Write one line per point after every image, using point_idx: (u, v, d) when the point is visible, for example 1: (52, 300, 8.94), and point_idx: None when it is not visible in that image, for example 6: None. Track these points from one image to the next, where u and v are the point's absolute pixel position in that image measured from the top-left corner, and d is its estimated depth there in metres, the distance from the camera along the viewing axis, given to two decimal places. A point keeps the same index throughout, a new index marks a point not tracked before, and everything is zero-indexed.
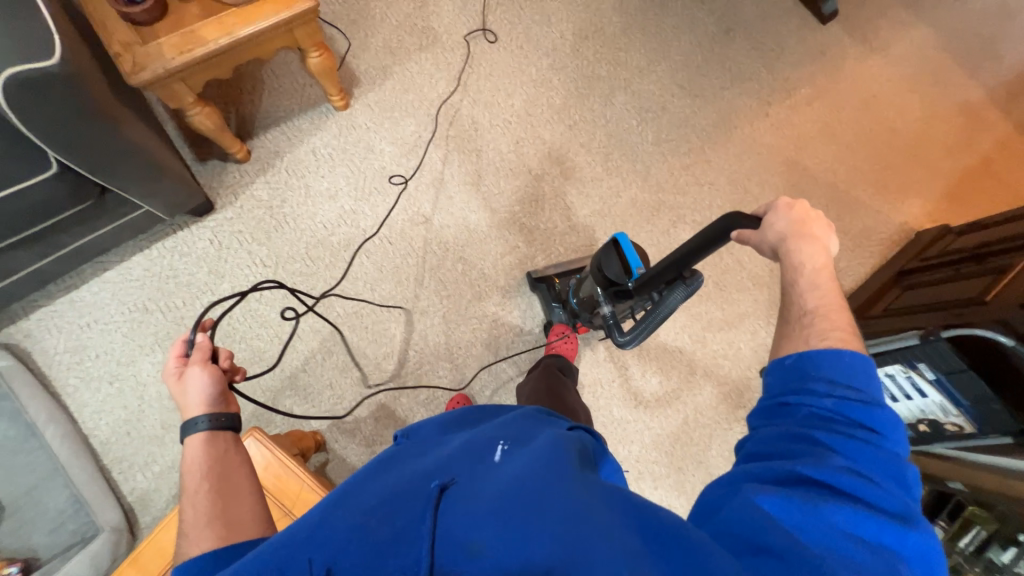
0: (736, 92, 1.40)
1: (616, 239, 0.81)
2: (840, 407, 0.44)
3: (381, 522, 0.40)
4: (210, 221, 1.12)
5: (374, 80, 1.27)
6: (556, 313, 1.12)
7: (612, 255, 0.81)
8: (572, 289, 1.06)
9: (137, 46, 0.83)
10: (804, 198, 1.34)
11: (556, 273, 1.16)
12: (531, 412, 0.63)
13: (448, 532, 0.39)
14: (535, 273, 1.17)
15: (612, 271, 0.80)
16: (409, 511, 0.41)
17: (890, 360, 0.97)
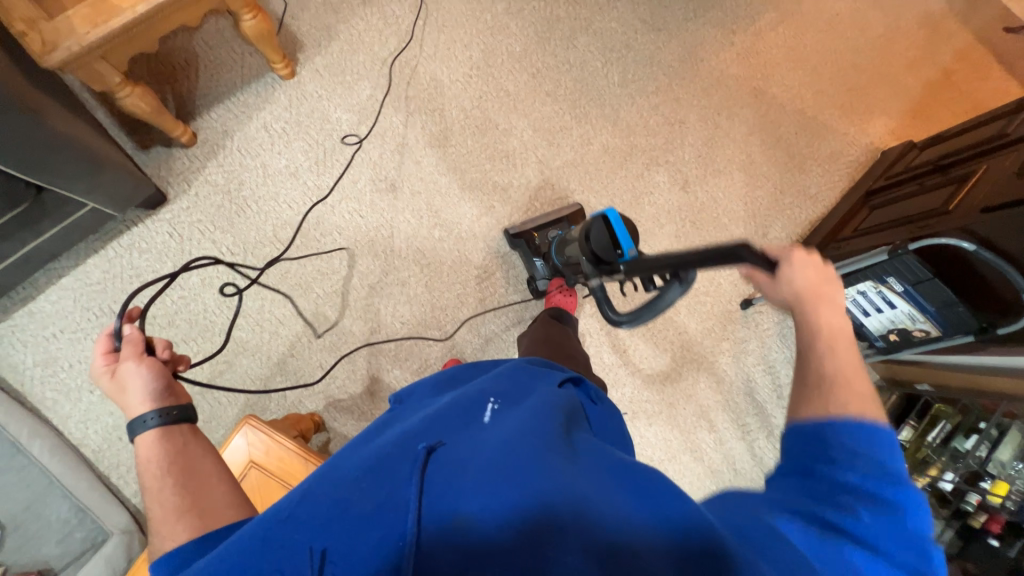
0: (699, 23, 1.35)
1: (609, 212, 0.77)
2: (865, 481, 0.42)
3: (365, 491, 0.41)
4: (165, 214, 1.06)
5: (318, 43, 1.18)
6: (538, 268, 1.13)
7: (604, 228, 0.76)
8: (556, 242, 1.05)
9: (42, 22, 0.74)
10: (774, 129, 1.33)
11: (532, 226, 1.15)
12: (517, 369, 0.66)
13: (437, 494, 0.40)
14: (512, 228, 1.15)
15: (600, 246, 0.76)
16: (397, 476, 0.42)
17: (859, 279, 0.98)
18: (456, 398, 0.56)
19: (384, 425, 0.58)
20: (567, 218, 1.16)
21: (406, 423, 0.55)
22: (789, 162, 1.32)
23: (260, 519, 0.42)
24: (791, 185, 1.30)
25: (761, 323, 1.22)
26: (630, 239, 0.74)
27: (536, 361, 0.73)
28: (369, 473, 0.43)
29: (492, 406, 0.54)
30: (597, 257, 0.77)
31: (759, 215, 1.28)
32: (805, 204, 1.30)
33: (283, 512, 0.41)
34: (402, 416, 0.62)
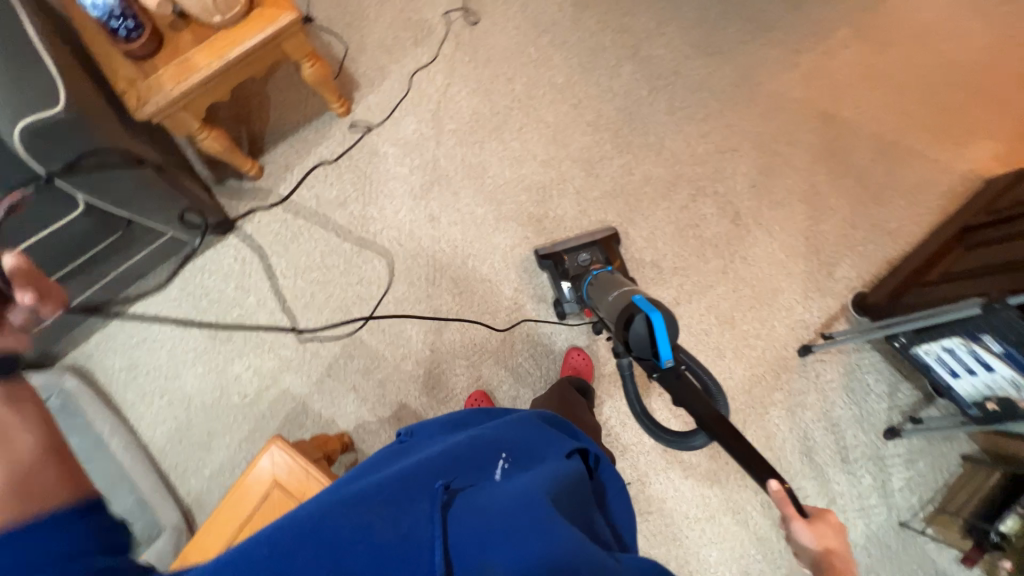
0: (759, 45, 1.27)
1: (654, 313, 0.70)
2: None
3: (388, 519, 0.44)
4: (232, 240, 1.18)
5: (372, 83, 1.27)
6: (564, 292, 1.10)
7: (646, 329, 0.70)
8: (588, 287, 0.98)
9: (139, 81, 0.86)
10: (845, 155, 1.20)
11: (563, 249, 1.11)
12: (524, 423, 0.69)
13: (461, 536, 0.44)
14: (542, 249, 1.13)
15: (637, 348, 0.71)
16: (422, 512, 0.46)
17: (944, 333, 0.84)
18: (469, 439, 0.60)
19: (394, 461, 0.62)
20: (599, 241, 1.11)
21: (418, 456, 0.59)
22: (863, 193, 1.17)
23: (274, 525, 0.43)
24: (864, 218, 1.16)
25: (822, 374, 1.08)
26: (672, 349, 0.68)
27: (551, 419, 0.76)
28: (391, 500, 0.47)
29: (503, 465, 0.58)
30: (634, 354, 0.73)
31: (823, 251, 1.15)
32: (882, 240, 1.15)
33: (308, 514, 0.44)
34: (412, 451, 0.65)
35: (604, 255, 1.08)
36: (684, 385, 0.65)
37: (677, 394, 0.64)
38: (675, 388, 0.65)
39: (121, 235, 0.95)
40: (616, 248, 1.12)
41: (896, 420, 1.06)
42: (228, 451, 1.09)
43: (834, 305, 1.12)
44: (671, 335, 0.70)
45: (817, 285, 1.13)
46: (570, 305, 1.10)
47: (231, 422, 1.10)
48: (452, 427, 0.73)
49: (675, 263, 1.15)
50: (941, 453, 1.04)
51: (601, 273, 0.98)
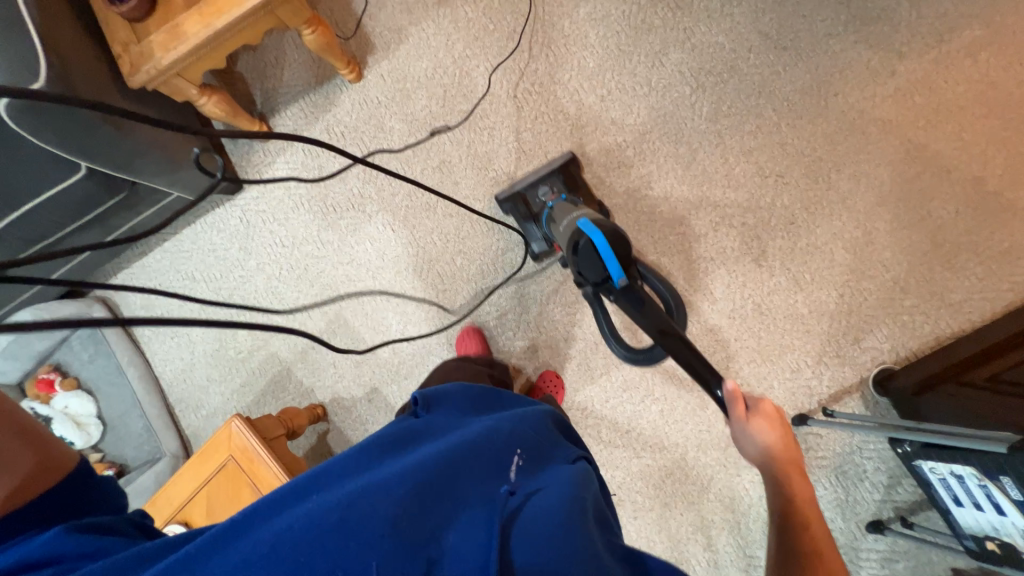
0: (850, 41, 1.01)
1: (596, 237, 0.74)
2: None
3: (419, 514, 0.44)
4: (239, 201, 1.20)
5: (388, 46, 1.17)
6: (531, 231, 1.08)
7: (592, 252, 0.75)
8: (547, 216, 0.98)
9: (133, 45, 0.84)
10: (921, 201, 0.98)
11: (522, 187, 1.07)
12: (533, 421, 0.68)
13: (514, 542, 0.44)
14: (502, 192, 1.08)
15: (589, 272, 0.76)
16: (457, 518, 0.46)
17: (958, 460, 0.71)
18: (486, 433, 0.59)
19: (409, 434, 0.61)
20: (559, 169, 1.06)
21: (436, 443, 0.58)
22: (930, 252, 0.97)
23: (302, 515, 0.43)
24: (922, 284, 0.97)
25: (814, 449, 0.98)
26: (621, 267, 0.75)
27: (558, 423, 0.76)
28: (421, 494, 0.47)
29: (518, 460, 0.56)
30: (581, 273, 0.78)
31: (855, 314, 0.98)
32: (937, 314, 0.96)
33: (333, 508, 0.43)
34: (430, 431, 0.63)
35: (564, 183, 1.05)
36: (640, 297, 0.74)
37: (631, 307, 0.73)
38: (631, 303, 0.74)
39: (125, 195, 0.99)
40: (578, 171, 1.07)
41: (886, 514, 0.95)
42: (223, 398, 1.21)
43: (851, 378, 0.98)
44: (614, 251, 0.75)
45: (836, 351, 0.98)
46: (538, 243, 1.07)
47: (227, 372, 1.21)
48: (462, 409, 0.72)
49: None
50: (929, 561, 0.94)
51: (557, 202, 0.97)
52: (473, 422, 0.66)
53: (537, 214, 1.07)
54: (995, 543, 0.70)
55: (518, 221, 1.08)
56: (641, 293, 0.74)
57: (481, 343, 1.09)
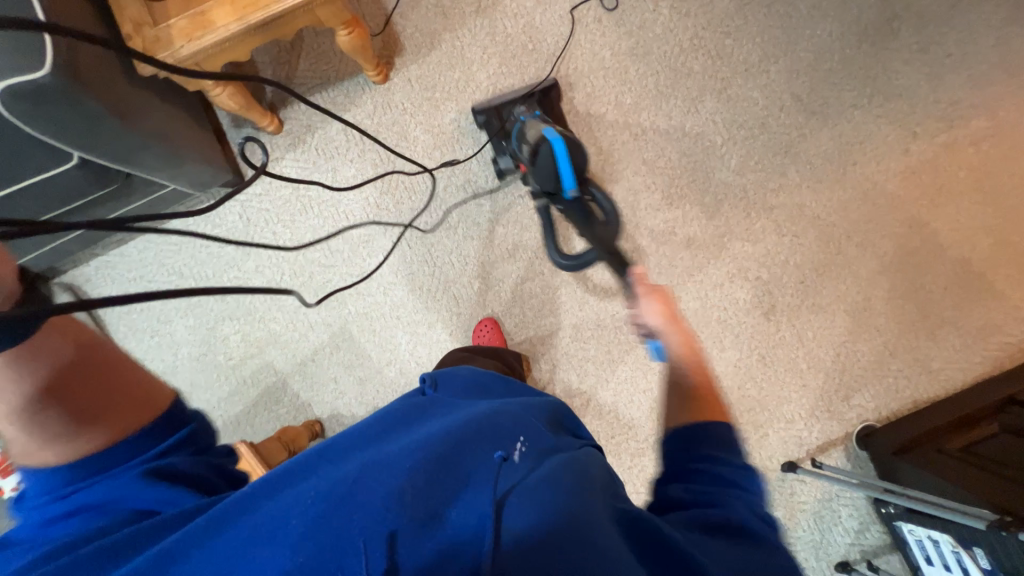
0: (871, 114, 1.07)
1: (559, 147, 0.85)
2: None
3: (420, 489, 0.41)
4: (240, 196, 1.11)
5: (419, 50, 1.11)
6: (502, 146, 1.07)
7: (551, 159, 0.86)
8: (518, 129, 1.00)
9: (148, 27, 0.75)
10: (915, 274, 1.06)
11: (500, 102, 1.07)
12: (542, 406, 0.65)
13: (512, 506, 0.41)
14: (480, 105, 1.08)
15: (546, 179, 0.88)
16: (458, 489, 0.43)
17: (938, 527, 0.82)
18: (493, 409, 0.55)
19: (418, 410, 0.58)
20: (540, 94, 1.06)
21: (444, 417, 0.55)
22: (917, 322, 1.06)
23: (306, 492, 0.41)
24: (907, 351, 1.05)
25: (797, 494, 1.05)
26: (574, 179, 0.86)
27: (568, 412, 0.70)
28: (428, 467, 0.44)
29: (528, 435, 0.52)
30: (541, 182, 0.90)
31: (847, 373, 1.06)
32: (916, 379, 1.05)
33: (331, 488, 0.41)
34: (439, 404, 0.60)
35: (540, 108, 1.05)
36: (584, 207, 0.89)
37: (578, 217, 0.90)
38: (577, 213, 0.90)
39: (117, 185, 0.88)
40: (557, 100, 1.08)
41: (853, 557, 1.04)
42: (207, 406, 1.12)
43: (837, 431, 1.06)
44: (572, 162, 0.86)
45: (827, 406, 1.06)
46: (506, 160, 1.06)
47: (213, 378, 1.12)
48: (471, 389, 0.67)
49: None
50: None
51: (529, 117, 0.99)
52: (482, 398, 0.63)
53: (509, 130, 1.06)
54: None
55: (492, 136, 1.08)
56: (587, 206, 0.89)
57: (499, 336, 1.08)
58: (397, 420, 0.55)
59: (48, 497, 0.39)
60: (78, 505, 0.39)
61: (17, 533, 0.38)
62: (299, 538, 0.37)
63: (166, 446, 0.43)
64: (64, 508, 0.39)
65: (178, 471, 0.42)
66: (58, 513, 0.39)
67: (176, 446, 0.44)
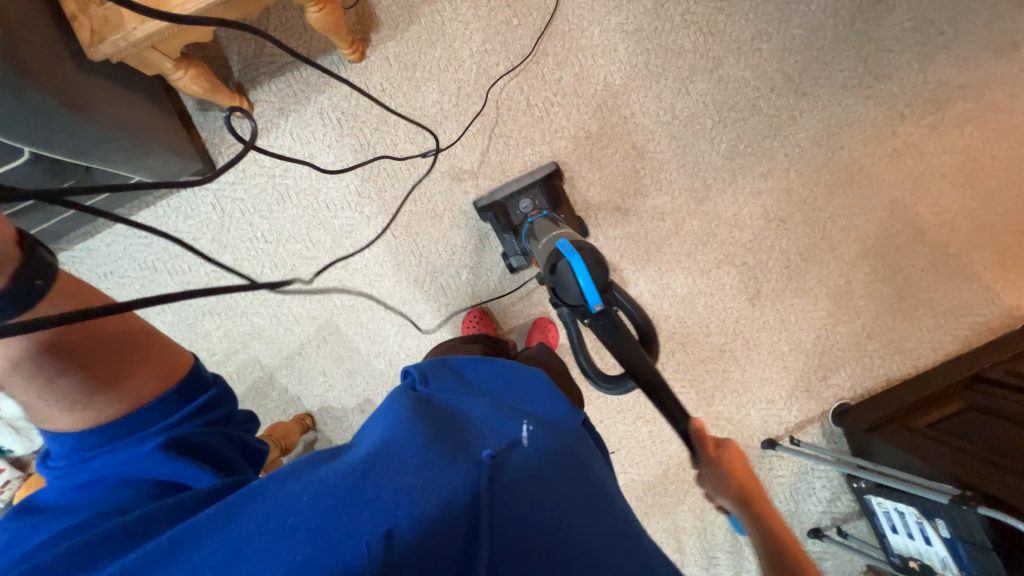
0: (861, 95, 1.06)
1: (574, 258, 0.69)
2: None
3: (423, 483, 0.41)
4: (212, 186, 1.05)
5: (396, 25, 1.04)
6: (509, 242, 1.04)
7: (570, 273, 0.69)
8: (527, 231, 0.95)
9: (94, 7, 0.69)
10: (895, 257, 1.08)
11: (502, 196, 1.04)
12: (535, 386, 0.66)
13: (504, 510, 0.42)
14: (482, 202, 1.04)
15: (565, 293, 0.71)
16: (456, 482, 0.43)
17: (904, 500, 0.88)
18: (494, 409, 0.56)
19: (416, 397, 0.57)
20: (540, 181, 1.03)
21: (442, 412, 0.54)
22: (894, 303, 1.09)
23: (311, 485, 0.40)
24: (884, 331, 1.09)
25: (775, 468, 1.11)
26: (598, 292, 0.68)
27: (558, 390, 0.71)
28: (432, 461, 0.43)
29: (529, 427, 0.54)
30: (560, 296, 0.72)
31: (826, 355, 1.09)
32: (891, 358, 1.09)
33: (334, 484, 0.40)
34: (437, 395, 0.59)
35: (546, 198, 1.03)
36: (614, 324, 0.66)
37: (604, 334, 0.65)
38: (603, 328, 0.66)
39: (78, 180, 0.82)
40: (560, 187, 1.05)
41: (824, 523, 1.11)
42: None
43: (814, 410, 1.10)
44: (594, 277, 0.69)
45: (806, 386, 1.10)
46: (517, 257, 1.04)
47: None
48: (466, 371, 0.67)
49: (674, 330, 1.09)
50: (850, 559, 1.13)
51: (537, 218, 0.95)
52: (478, 390, 0.63)
53: (516, 226, 1.03)
54: (917, 563, 0.90)
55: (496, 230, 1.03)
56: (616, 319, 0.66)
57: (488, 325, 1.08)
58: (395, 407, 0.54)
59: (76, 459, 0.46)
60: (97, 473, 0.45)
61: (55, 493, 0.45)
62: (305, 533, 0.36)
63: (178, 418, 0.49)
64: (92, 472, 0.45)
65: (196, 447, 0.47)
66: (83, 478, 0.45)
67: (190, 415, 0.50)
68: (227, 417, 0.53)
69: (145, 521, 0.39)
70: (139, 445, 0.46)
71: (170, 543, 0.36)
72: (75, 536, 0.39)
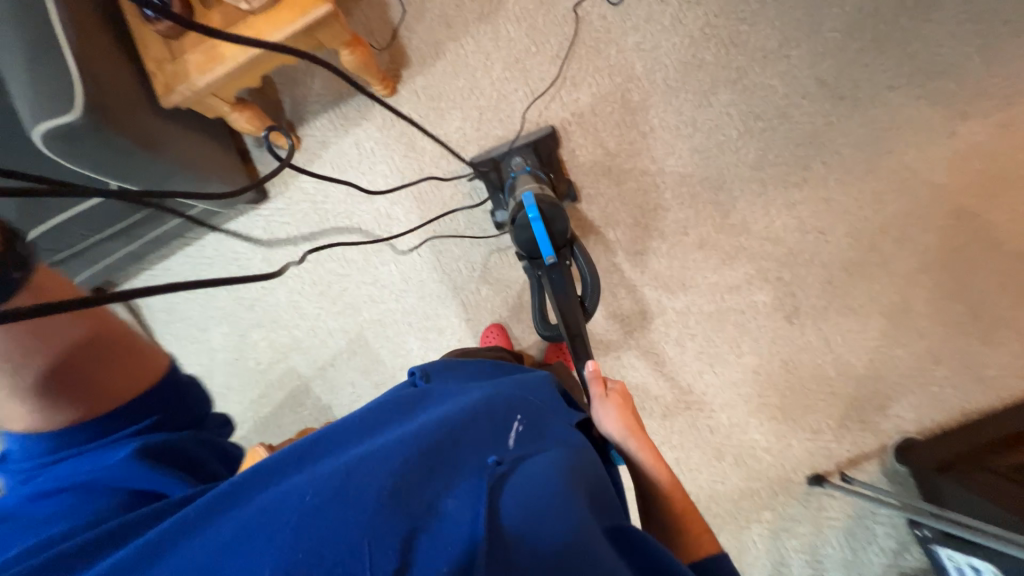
0: (910, 96, 0.97)
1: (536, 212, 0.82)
2: None
3: (412, 484, 0.40)
4: (264, 211, 1.18)
5: (425, 60, 1.12)
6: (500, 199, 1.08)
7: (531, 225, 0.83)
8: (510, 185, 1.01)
9: (168, 64, 0.82)
10: (964, 271, 0.95)
11: (497, 154, 1.08)
12: (535, 385, 0.63)
13: (506, 507, 0.40)
14: (478, 157, 1.10)
15: (526, 243, 0.86)
16: (450, 484, 0.42)
17: (979, 556, 0.75)
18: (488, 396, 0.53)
19: (407, 400, 0.56)
20: (534, 143, 1.06)
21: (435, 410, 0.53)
22: (966, 324, 0.95)
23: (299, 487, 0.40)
24: (954, 356, 0.95)
25: (825, 509, 0.99)
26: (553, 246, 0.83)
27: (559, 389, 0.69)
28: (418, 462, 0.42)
29: (519, 421, 0.51)
30: (523, 244, 0.87)
31: (882, 381, 0.97)
32: (966, 388, 0.95)
33: (322, 483, 0.39)
34: (430, 397, 0.58)
35: (537, 157, 1.06)
36: (563, 277, 0.86)
37: (556, 283, 0.85)
38: (555, 279, 0.86)
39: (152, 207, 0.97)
40: (555, 150, 1.07)
41: None
42: (241, 407, 1.21)
43: (871, 444, 0.98)
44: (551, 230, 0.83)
45: (859, 416, 0.98)
46: (502, 213, 1.07)
47: (243, 383, 1.21)
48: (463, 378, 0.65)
49: (701, 349, 1.03)
50: None
51: (519, 174, 1.01)
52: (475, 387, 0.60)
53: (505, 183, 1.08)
54: None
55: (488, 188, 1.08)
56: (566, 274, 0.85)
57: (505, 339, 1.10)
58: (389, 410, 0.53)
59: (43, 464, 0.45)
60: (59, 481, 0.44)
61: (13, 500, 0.43)
62: (295, 534, 0.36)
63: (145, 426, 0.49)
64: (53, 481, 0.44)
65: (164, 451, 0.47)
66: (44, 486, 0.44)
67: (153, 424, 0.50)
68: (193, 421, 0.54)
69: (130, 527, 0.40)
70: (110, 450, 0.46)
71: (152, 550, 0.36)
72: (45, 551, 0.38)
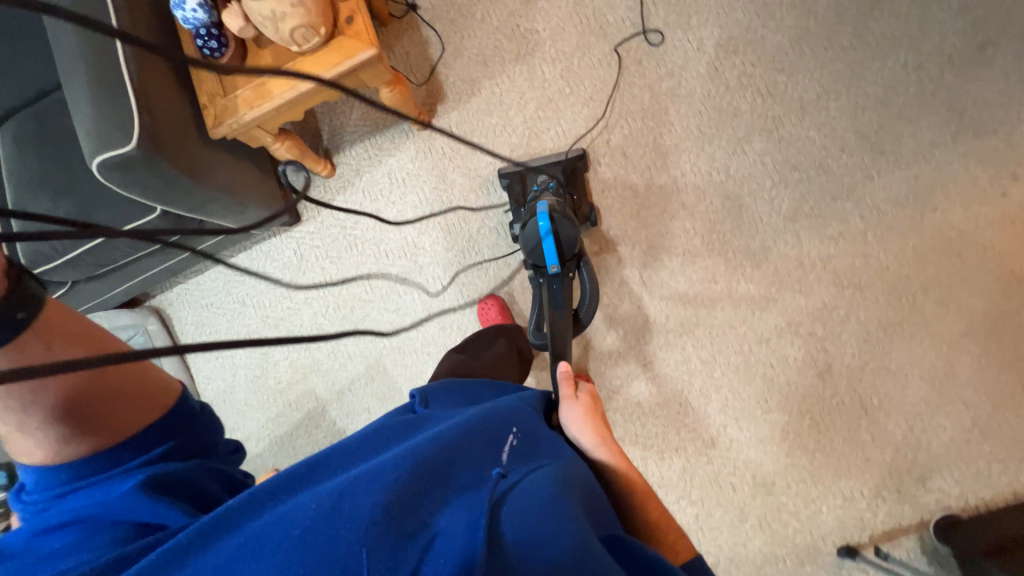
0: (956, 153, 0.94)
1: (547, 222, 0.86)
2: None
3: (406, 498, 0.38)
4: (296, 233, 1.22)
5: (460, 97, 1.15)
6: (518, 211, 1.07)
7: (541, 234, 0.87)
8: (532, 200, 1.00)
9: (219, 96, 0.87)
10: (1014, 339, 0.90)
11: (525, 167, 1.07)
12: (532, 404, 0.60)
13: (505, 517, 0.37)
14: (506, 167, 1.09)
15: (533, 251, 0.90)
16: (445, 501, 0.39)
17: None
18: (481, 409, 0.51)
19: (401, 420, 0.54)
20: (563, 164, 1.05)
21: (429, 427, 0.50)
22: (1016, 396, 0.90)
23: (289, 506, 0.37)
24: (1002, 429, 0.90)
25: None
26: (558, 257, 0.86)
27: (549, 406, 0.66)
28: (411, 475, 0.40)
29: (514, 433, 0.49)
30: (530, 250, 0.91)
31: (923, 450, 0.92)
32: (1015, 464, 0.89)
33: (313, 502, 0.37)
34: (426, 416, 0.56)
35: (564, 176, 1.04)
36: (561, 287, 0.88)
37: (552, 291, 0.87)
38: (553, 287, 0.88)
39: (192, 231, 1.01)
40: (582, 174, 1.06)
41: None
42: (257, 425, 1.22)
43: (909, 517, 0.91)
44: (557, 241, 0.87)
45: (896, 486, 0.92)
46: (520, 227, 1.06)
47: (262, 401, 1.22)
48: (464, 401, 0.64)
49: (726, 402, 0.99)
50: None
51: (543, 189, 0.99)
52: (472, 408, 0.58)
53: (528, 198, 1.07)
54: None
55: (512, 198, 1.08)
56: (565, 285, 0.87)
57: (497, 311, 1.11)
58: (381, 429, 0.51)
59: (53, 495, 0.42)
60: (67, 515, 0.40)
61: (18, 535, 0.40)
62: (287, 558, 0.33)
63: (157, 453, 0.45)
64: (59, 516, 0.41)
65: (178, 483, 0.43)
66: (53, 520, 0.40)
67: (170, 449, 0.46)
68: (204, 450, 0.50)
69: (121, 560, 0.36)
70: (120, 480, 0.42)
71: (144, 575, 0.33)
72: None
